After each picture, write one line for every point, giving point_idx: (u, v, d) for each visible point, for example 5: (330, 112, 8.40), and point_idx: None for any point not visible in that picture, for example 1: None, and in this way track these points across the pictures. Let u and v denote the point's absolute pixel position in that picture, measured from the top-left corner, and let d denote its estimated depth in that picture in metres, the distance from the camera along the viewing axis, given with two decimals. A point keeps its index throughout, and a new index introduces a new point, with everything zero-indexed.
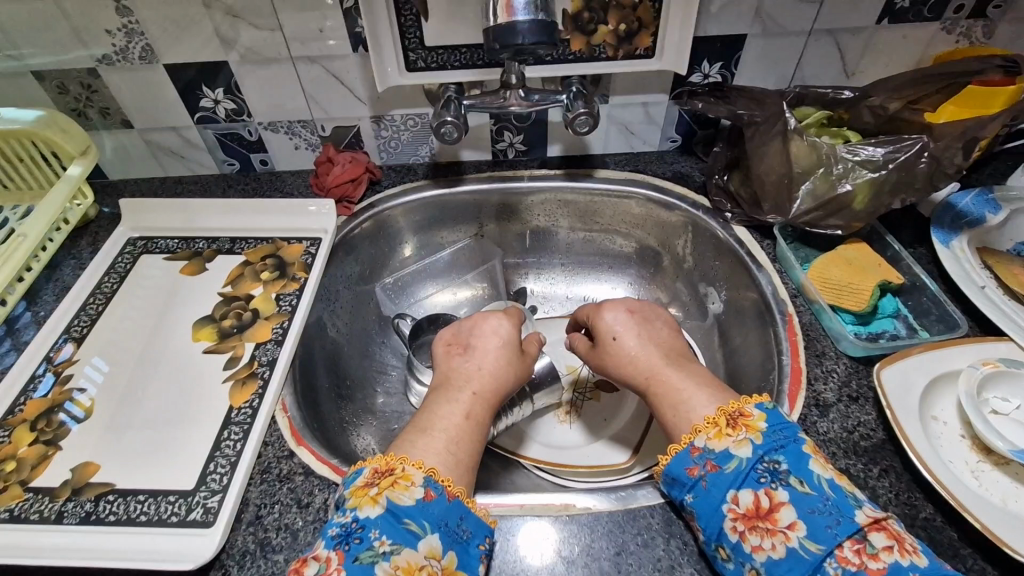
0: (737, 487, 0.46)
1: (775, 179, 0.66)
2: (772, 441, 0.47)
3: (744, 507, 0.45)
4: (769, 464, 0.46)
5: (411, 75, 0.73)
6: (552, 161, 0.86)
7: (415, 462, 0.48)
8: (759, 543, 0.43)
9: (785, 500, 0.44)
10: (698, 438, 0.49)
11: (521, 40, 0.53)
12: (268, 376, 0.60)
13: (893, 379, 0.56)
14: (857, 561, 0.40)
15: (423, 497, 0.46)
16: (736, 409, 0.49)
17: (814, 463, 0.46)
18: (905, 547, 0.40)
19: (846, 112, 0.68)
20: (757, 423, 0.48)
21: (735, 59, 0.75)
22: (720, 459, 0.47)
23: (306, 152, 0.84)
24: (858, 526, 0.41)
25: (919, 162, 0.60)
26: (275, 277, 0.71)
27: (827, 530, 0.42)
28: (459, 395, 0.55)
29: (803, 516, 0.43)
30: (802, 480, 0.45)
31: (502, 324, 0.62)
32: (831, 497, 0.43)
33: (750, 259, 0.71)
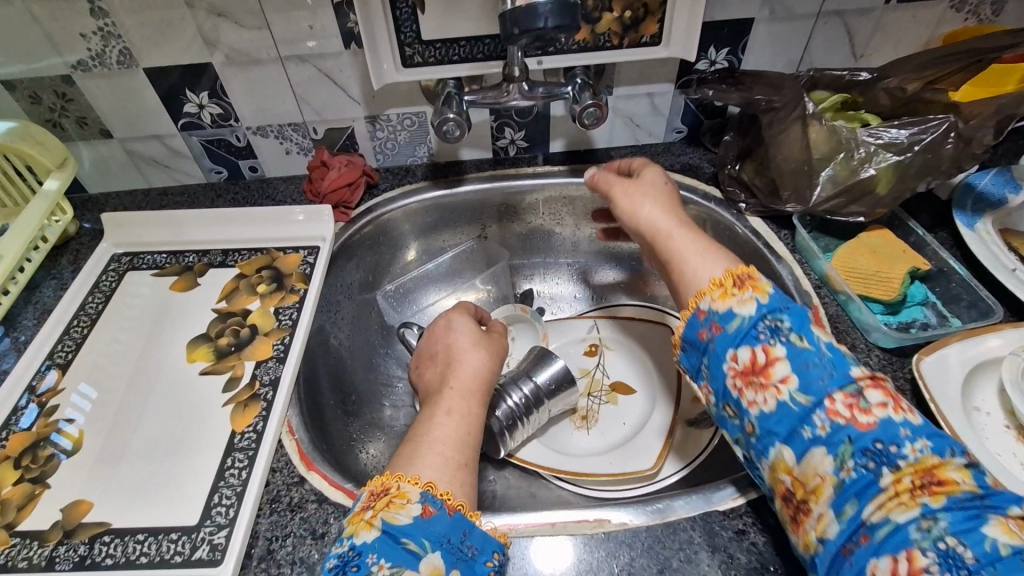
0: (737, 345, 0.47)
1: (794, 167, 0.64)
2: (777, 303, 0.48)
3: (742, 364, 0.47)
4: (771, 323, 0.47)
5: (408, 71, 0.69)
6: (555, 157, 0.82)
7: (411, 478, 0.44)
8: (753, 396, 0.46)
9: (782, 356, 0.45)
10: (704, 300, 0.51)
11: (543, 24, 0.50)
12: (272, 396, 0.56)
13: (933, 369, 0.54)
14: (847, 413, 0.42)
15: (420, 515, 0.42)
16: (745, 272, 0.50)
17: (816, 326, 0.47)
18: (898, 405, 0.42)
19: (861, 95, 0.66)
20: (764, 286, 0.49)
21: (742, 44, 0.73)
22: (724, 320, 0.49)
23: (298, 157, 0.80)
24: (853, 382, 0.43)
25: (946, 143, 0.58)
26: (272, 290, 0.67)
27: (819, 383, 0.43)
28: (438, 397, 0.55)
29: (796, 371, 0.44)
30: (802, 339, 0.46)
31: (454, 318, 0.64)
32: (828, 355, 0.45)
33: (768, 251, 0.68)
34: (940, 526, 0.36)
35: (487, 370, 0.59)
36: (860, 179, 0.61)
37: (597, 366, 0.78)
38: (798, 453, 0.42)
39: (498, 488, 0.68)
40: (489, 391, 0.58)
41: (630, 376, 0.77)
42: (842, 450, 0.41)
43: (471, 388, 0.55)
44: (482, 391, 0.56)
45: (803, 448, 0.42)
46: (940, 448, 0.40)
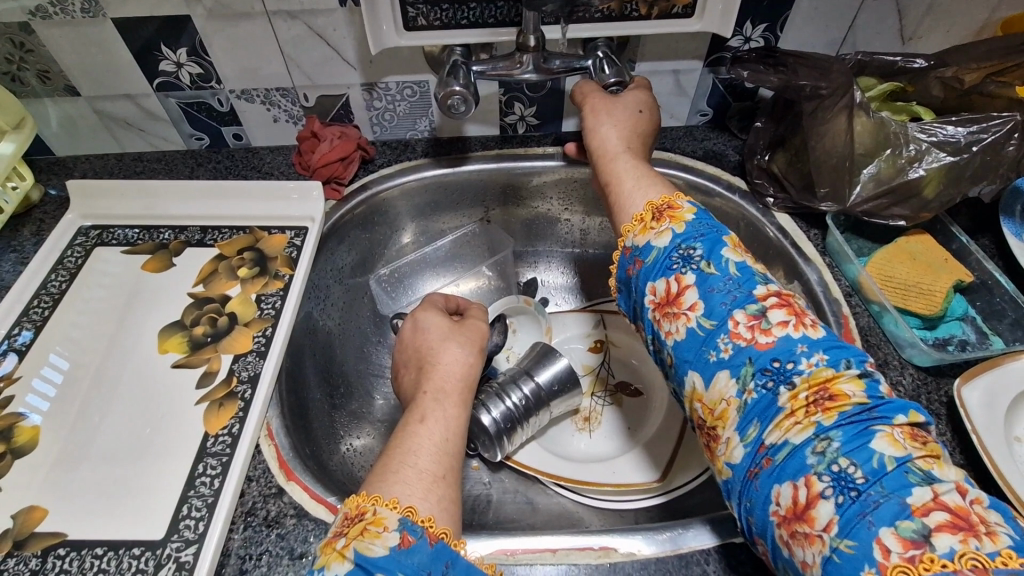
0: (653, 278, 0.47)
1: (833, 163, 0.58)
2: (692, 231, 0.47)
3: (658, 296, 0.47)
4: (684, 251, 0.47)
5: (410, 35, 0.62)
6: (567, 137, 0.76)
7: (389, 501, 0.38)
8: (669, 327, 0.45)
9: (691, 283, 0.45)
10: (629, 238, 0.51)
11: None
12: (250, 395, 0.51)
13: (976, 397, 0.50)
14: (748, 336, 0.41)
15: (398, 546, 0.35)
16: (665, 203, 0.50)
17: (729, 248, 0.46)
18: (801, 323, 0.41)
19: (911, 84, 0.60)
20: (682, 215, 0.49)
21: (782, 19, 0.65)
22: (643, 254, 0.49)
23: (287, 126, 0.73)
24: (757, 302, 0.42)
25: (1008, 144, 0.53)
26: (254, 274, 0.61)
27: (722, 306, 0.43)
28: (411, 405, 0.47)
29: (703, 295, 0.44)
30: (711, 264, 0.45)
31: (420, 317, 0.56)
32: (735, 276, 0.44)
33: (796, 252, 0.63)
34: (833, 447, 0.35)
35: (464, 366, 0.51)
36: (906, 179, 0.55)
37: (601, 364, 0.73)
38: (705, 380, 0.42)
39: (493, 493, 0.64)
40: (474, 391, 0.51)
41: (637, 376, 0.72)
42: (744, 371, 0.40)
43: (450, 391, 0.48)
44: (461, 391, 0.49)
45: (710, 374, 0.42)
46: (836, 361, 0.39)
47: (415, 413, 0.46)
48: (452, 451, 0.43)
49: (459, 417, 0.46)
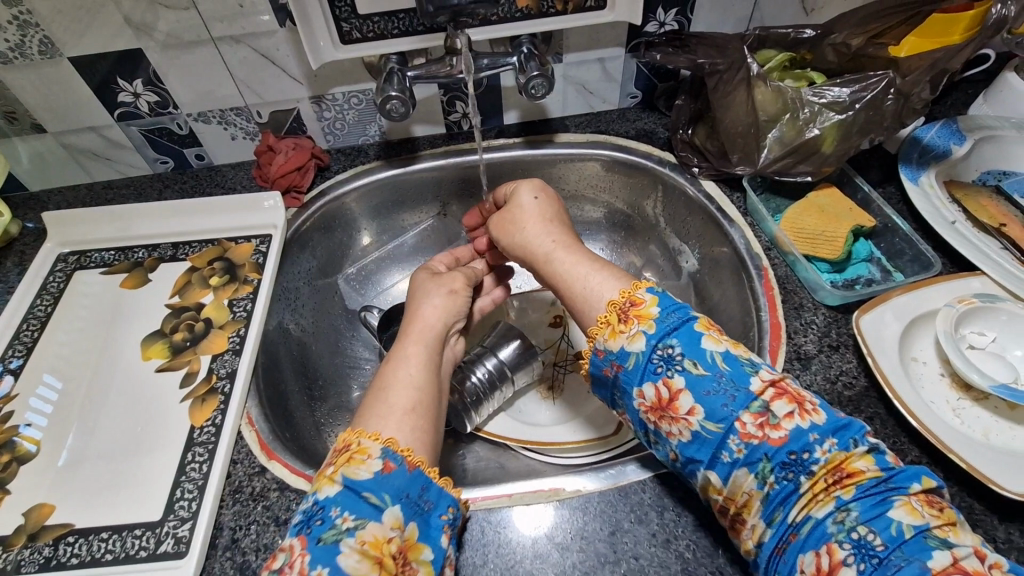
0: (640, 383, 0.46)
1: (742, 130, 0.64)
2: (666, 325, 0.47)
3: (649, 400, 0.46)
4: (664, 351, 0.46)
5: (347, 48, 0.67)
6: (509, 129, 0.81)
7: (372, 434, 0.43)
8: (668, 429, 0.45)
9: (683, 387, 0.44)
10: (597, 340, 0.49)
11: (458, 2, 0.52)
12: (229, 390, 0.57)
13: (871, 324, 0.56)
14: (759, 434, 0.42)
15: (382, 470, 0.41)
16: (627, 299, 0.49)
17: (707, 338, 0.46)
18: (804, 410, 0.42)
19: (809, 52, 0.66)
20: (649, 311, 0.47)
21: (690, 4, 0.70)
22: (621, 358, 0.47)
23: (245, 143, 0.78)
24: (758, 399, 0.42)
25: (886, 99, 0.59)
26: (225, 282, 0.66)
27: (723, 409, 0.43)
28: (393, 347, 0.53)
29: (700, 400, 0.44)
30: (696, 363, 0.45)
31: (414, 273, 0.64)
32: (725, 371, 0.44)
33: (720, 215, 0.69)
34: (852, 517, 0.38)
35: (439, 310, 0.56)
36: (805, 139, 0.61)
37: (562, 336, 0.79)
38: (722, 478, 0.43)
39: (467, 462, 0.69)
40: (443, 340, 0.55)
41: None
42: (762, 467, 0.41)
43: (416, 332, 0.54)
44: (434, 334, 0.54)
45: (725, 472, 0.43)
46: (845, 442, 0.41)
47: (389, 359, 0.51)
48: (427, 386, 0.49)
49: (423, 353, 0.52)
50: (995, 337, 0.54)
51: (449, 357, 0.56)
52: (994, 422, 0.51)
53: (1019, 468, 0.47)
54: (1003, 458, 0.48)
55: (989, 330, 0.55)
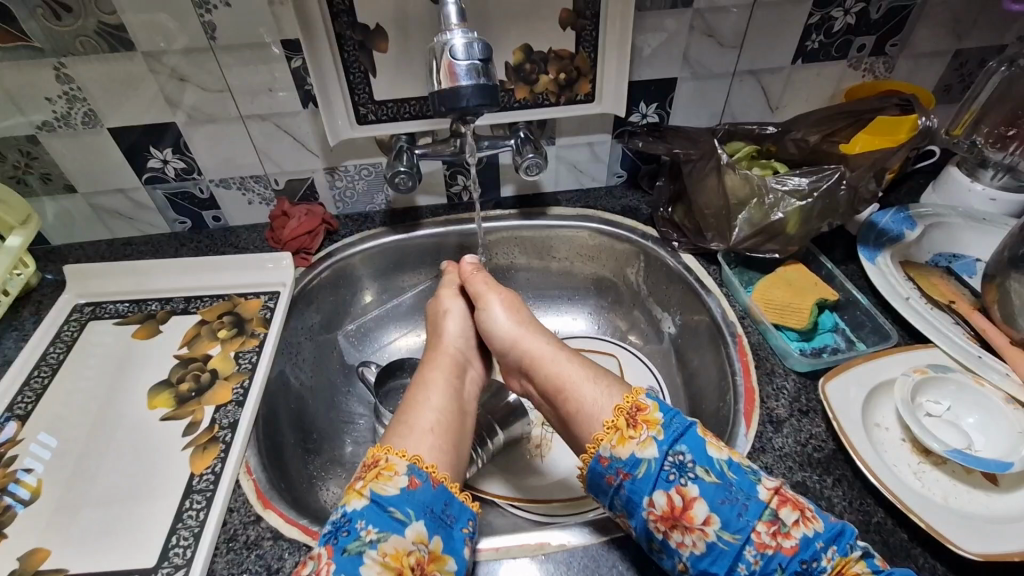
0: (652, 492, 0.50)
1: (715, 211, 0.72)
2: (673, 432, 0.51)
3: (660, 509, 0.49)
4: (675, 459, 0.50)
5: (362, 128, 0.75)
6: (505, 201, 0.88)
7: (399, 451, 0.50)
8: (681, 540, 0.48)
9: (697, 496, 0.48)
10: (605, 446, 0.53)
11: (465, 103, 0.51)
12: (230, 439, 0.59)
13: (835, 391, 0.60)
14: (772, 543, 0.46)
15: (407, 486, 0.48)
16: (633, 404, 0.54)
17: (711, 446, 0.51)
18: (806, 517, 0.47)
19: (774, 146, 0.74)
20: (655, 417, 0.52)
21: (668, 99, 0.79)
22: (630, 466, 0.51)
23: (261, 207, 0.84)
24: (767, 507, 0.47)
25: (840, 189, 0.66)
26: (232, 335, 0.70)
27: (739, 519, 0.47)
28: (422, 373, 0.62)
29: (714, 508, 0.48)
30: (707, 470, 0.49)
31: (442, 297, 0.71)
32: (733, 480, 0.49)
33: (699, 285, 0.75)
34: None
35: (461, 341, 0.67)
36: (771, 221, 0.68)
37: None
38: None
39: None
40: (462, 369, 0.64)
41: None
42: None
43: (439, 364, 0.63)
44: (454, 365, 0.64)
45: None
46: (844, 547, 0.45)
47: (417, 384, 0.60)
48: (448, 412, 0.57)
49: (445, 379, 0.60)
50: (950, 406, 0.59)
51: (472, 379, 0.65)
52: (953, 486, 0.54)
53: (976, 530, 0.50)
54: (961, 520, 0.51)
55: (944, 399, 0.60)
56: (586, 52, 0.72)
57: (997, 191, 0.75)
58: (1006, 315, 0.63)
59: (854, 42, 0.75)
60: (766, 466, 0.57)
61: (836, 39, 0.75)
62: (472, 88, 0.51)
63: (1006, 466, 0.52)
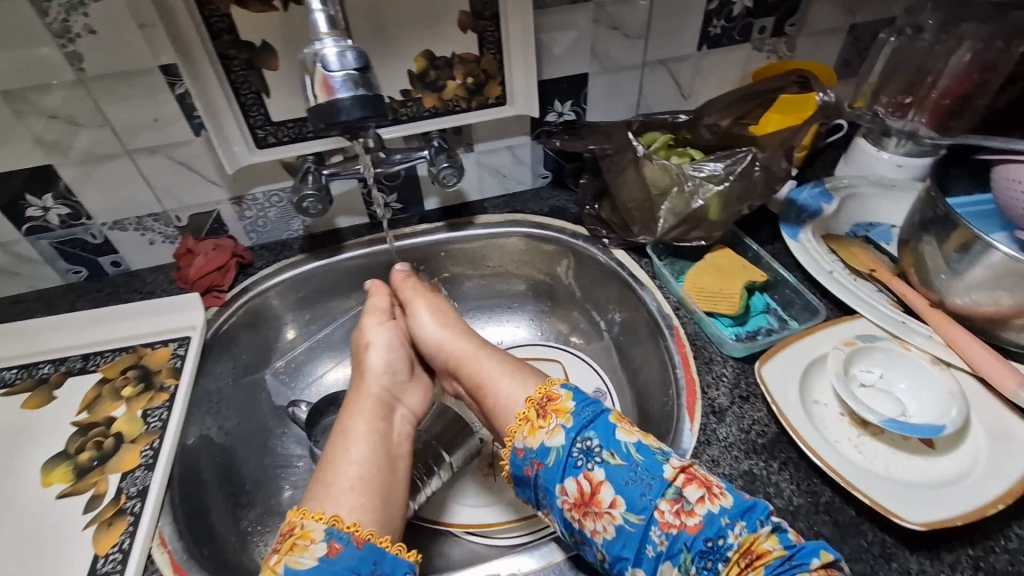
0: (563, 478, 0.50)
1: (639, 204, 0.71)
2: (582, 419, 0.51)
3: (572, 496, 0.49)
4: (583, 445, 0.50)
5: (264, 151, 0.70)
6: (430, 214, 0.85)
7: (316, 514, 0.47)
8: (593, 526, 0.47)
9: (603, 479, 0.48)
10: (518, 438, 0.53)
11: (345, 117, 0.48)
12: (139, 509, 0.54)
13: (772, 373, 0.59)
14: (676, 522, 0.45)
15: (325, 554, 0.45)
16: (545, 395, 0.54)
17: (620, 429, 0.50)
18: (713, 494, 0.46)
19: (689, 133, 0.74)
20: (565, 405, 0.52)
21: (583, 96, 0.78)
22: (541, 455, 0.51)
23: (165, 247, 0.78)
24: (671, 486, 0.46)
25: (754, 171, 0.66)
26: (139, 391, 0.64)
27: (642, 499, 0.46)
28: (342, 421, 0.57)
29: (620, 490, 0.47)
30: (614, 454, 0.49)
31: (364, 326, 0.66)
32: (641, 461, 0.48)
33: (633, 280, 0.74)
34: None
35: (385, 376, 0.62)
36: (693, 209, 0.67)
37: None
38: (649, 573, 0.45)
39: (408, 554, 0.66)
40: (388, 408, 0.59)
41: None
42: (683, 558, 0.44)
43: (362, 410, 0.58)
44: (377, 405, 0.59)
45: (651, 565, 0.45)
46: (753, 524, 0.44)
47: (337, 435, 0.55)
48: (372, 462, 0.52)
49: (368, 427, 0.56)
50: (882, 373, 0.60)
51: (404, 416, 0.61)
52: (892, 454, 0.55)
53: (917, 498, 0.50)
54: (904, 489, 0.51)
55: (876, 367, 0.60)
56: (491, 55, 0.70)
57: (902, 157, 0.78)
58: (923, 278, 0.64)
59: (755, 25, 0.76)
60: (713, 459, 0.56)
61: (737, 23, 0.75)
62: (352, 100, 0.48)
63: (939, 430, 0.53)
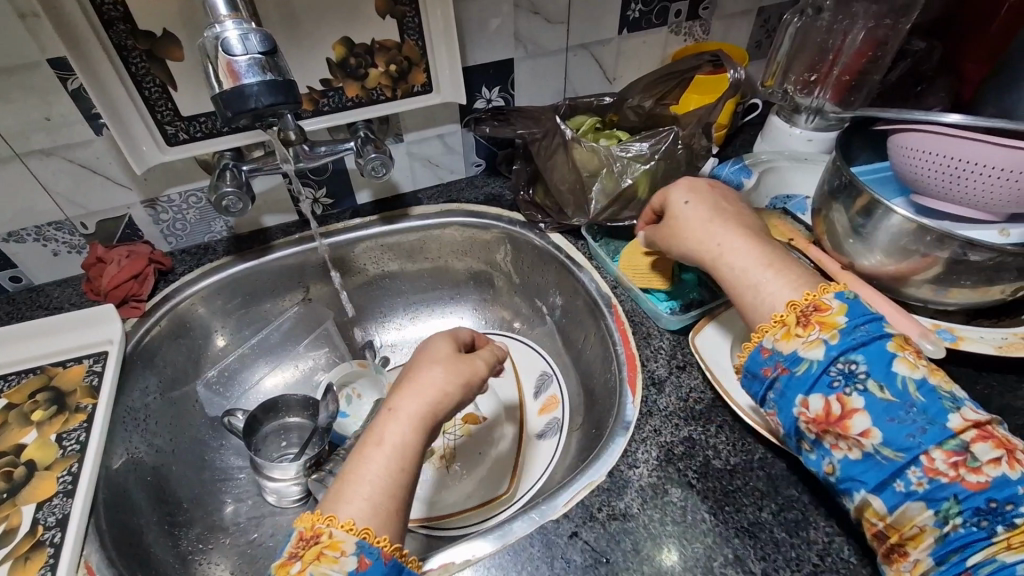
0: (806, 392, 0.44)
1: (570, 186, 0.72)
2: (851, 339, 0.44)
3: (813, 412, 0.44)
4: (844, 366, 0.43)
5: (174, 149, 0.66)
6: (363, 208, 0.83)
7: (344, 523, 0.42)
8: (834, 444, 0.43)
9: (860, 407, 0.42)
10: (766, 338, 0.48)
11: (254, 104, 0.46)
12: (60, 539, 0.50)
13: (704, 343, 0.63)
14: (950, 473, 0.38)
15: (355, 569, 0.40)
16: (811, 303, 0.47)
17: (899, 360, 0.43)
18: (1012, 458, 0.39)
19: (615, 115, 0.76)
20: (834, 320, 0.45)
21: (510, 82, 0.78)
22: (790, 361, 0.46)
23: (71, 257, 0.72)
24: (955, 437, 0.39)
25: (677, 149, 0.68)
26: (52, 415, 0.60)
27: (908, 438, 0.40)
28: (372, 421, 0.48)
29: (879, 424, 0.41)
30: (882, 386, 0.42)
31: (429, 340, 0.55)
32: (918, 401, 0.41)
33: (570, 262, 0.75)
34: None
35: (438, 391, 0.50)
36: (623, 188, 0.69)
37: None
38: (888, 504, 0.41)
39: None
40: (436, 424, 0.49)
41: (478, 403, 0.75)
42: (946, 506, 0.38)
43: (409, 411, 0.48)
44: (425, 418, 0.48)
45: (895, 500, 0.40)
46: None
47: (366, 439, 0.47)
48: (395, 479, 0.45)
49: (406, 440, 0.47)
50: None
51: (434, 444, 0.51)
52: None
53: None
54: None
55: None
56: (412, 41, 0.68)
57: (812, 131, 0.84)
58: (835, 243, 0.68)
59: (671, 8, 0.79)
60: (655, 428, 0.57)
61: (654, 6, 0.78)
62: (259, 86, 0.46)
63: None
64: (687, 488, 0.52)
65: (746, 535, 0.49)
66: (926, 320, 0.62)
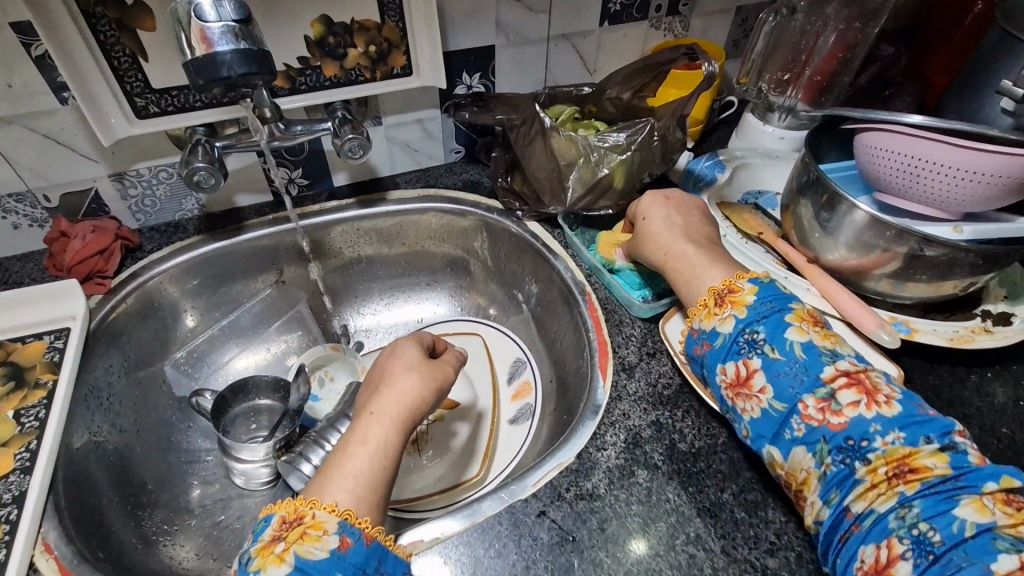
0: (723, 360, 0.50)
1: (547, 174, 0.72)
2: (755, 313, 0.50)
3: (728, 377, 0.50)
4: (749, 335, 0.50)
5: (144, 123, 0.64)
6: (340, 190, 0.82)
7: (327, 505, 0.42)
8: (744, 406, 0.49)
9: (758, 367, 0.48)
10: (695, 320, 0.54)
11: (228, 73, 0.45)
12: (16, 515, 0.49)
13: (674, 330, 0.64)
14: (820, 417, 0.44)
15: (337, 547, 0.40)
16: (726, 287, 0.53)
17: (793, 329, 0.48)
18: (873, 400, 0.43)
19: (595, 106, 0.77)
20: (744, 298, 0.52)
21: (491, 68, 0.78)
22: (711, 337, 0.52)
23: (33, 231, 0.70)
24: (825, 385, 0.45)
25: (653, 141, 0.69)
26: (10, 391, 0.58)
27: (790, 390, 0.46)
28: (356, 421, 0.50)
29: (771, 380, 0.47)
30: (775, 349, 0.48)
31: (399, 345, 0.57)
32: (802, 359, 0.47)
33: (546, 250, 0.76)
34: (914, 513, 0.38)
35: (414, 397, 0.52)
36: (599, 178, 0.70)
37: None
38: (783, 454, 0.45)
39: None
40: (416, 423, 0.51)
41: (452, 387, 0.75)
42: (820, 447, 0.43)
43: (389, 413, 0.50)
44: (404, 418, 0.50)
45: (786, 448, 0.45)
46: (914, 438, 0.41)
47: (349, 438, 0.48)
48: (383, 474, 0.46)
49: (385, 438, 0.48)
50: None
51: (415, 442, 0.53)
52: None
53: None
54: None
55: None
56: (393, 23, 0.68)
57: (784, 130, 0.85)
58: (802, 237, 0.70)
59: (652, 3, 0.80)
60: (624, 412, 0.58)
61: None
62: (232, 54, 0.46)
63: None
64: (653, 469, 0.54)
65: (707, 515, 0.51)
66: (884, 313, 0.65)
